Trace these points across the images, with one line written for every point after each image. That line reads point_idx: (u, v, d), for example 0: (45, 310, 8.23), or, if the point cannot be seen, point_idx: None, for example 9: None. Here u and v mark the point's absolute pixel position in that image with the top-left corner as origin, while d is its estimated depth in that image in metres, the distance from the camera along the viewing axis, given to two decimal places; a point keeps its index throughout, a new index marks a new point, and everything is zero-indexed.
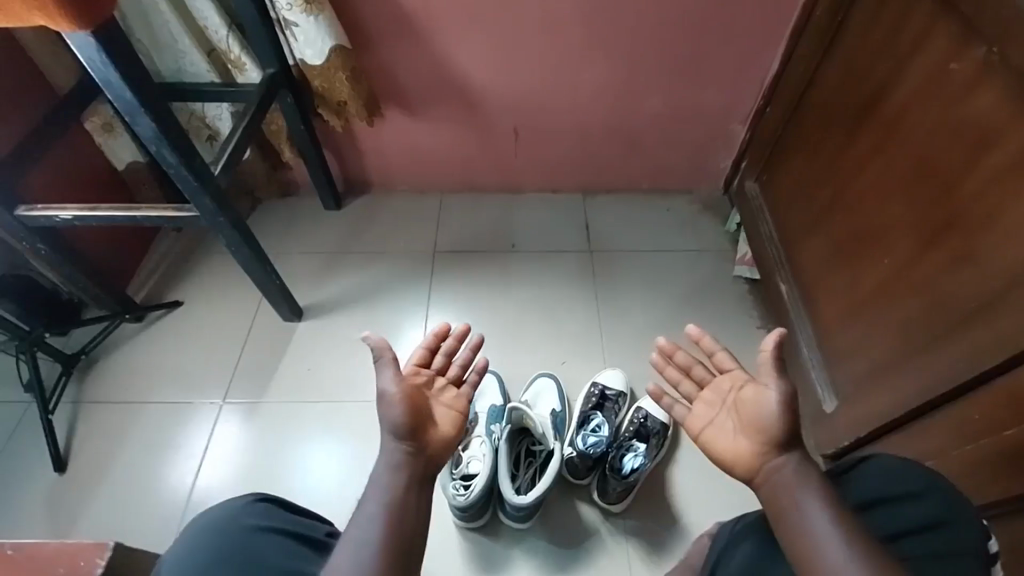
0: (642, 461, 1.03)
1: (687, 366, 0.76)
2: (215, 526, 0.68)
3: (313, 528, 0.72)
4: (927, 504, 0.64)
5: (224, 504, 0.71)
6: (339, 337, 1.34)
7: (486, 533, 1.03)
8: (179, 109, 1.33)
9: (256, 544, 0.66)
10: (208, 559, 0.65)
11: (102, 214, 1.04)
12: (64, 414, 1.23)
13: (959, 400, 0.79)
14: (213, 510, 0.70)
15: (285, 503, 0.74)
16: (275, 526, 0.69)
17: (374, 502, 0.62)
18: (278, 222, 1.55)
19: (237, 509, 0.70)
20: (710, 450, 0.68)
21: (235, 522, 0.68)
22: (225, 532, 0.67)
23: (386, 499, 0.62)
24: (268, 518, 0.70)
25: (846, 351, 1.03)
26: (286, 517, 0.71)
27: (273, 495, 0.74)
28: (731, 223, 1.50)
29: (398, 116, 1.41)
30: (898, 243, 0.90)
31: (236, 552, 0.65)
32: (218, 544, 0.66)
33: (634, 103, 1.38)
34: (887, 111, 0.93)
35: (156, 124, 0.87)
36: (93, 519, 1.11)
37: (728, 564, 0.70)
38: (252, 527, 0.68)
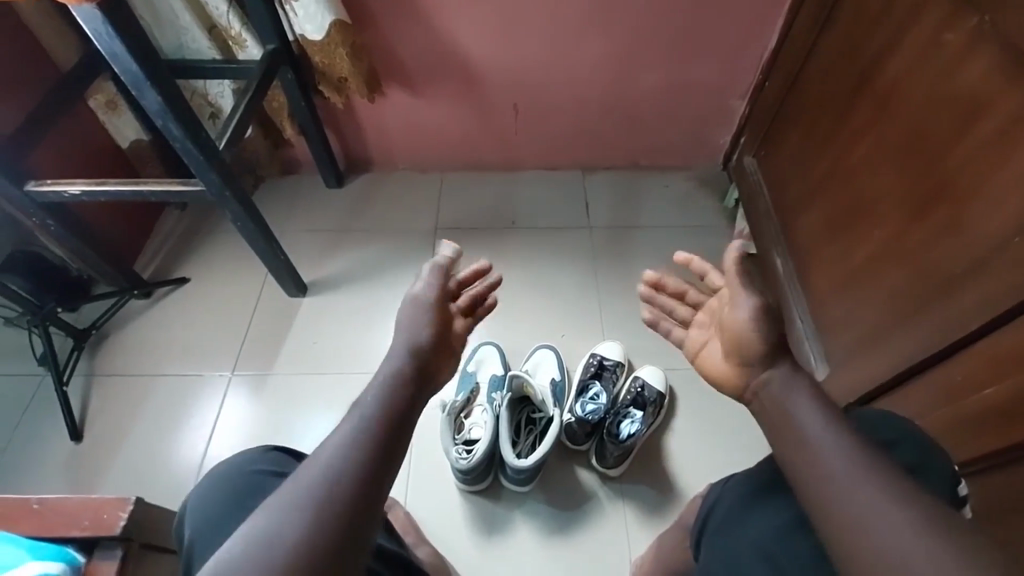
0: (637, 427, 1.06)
1: (679, 291, 0.75)
2: (234, 467, 0.75)
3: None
4: (902, 452, 0.64)
5: (243, 454, 0.78)
6: (342, 311, 1.38)
7: (489, 497, 1.06)
8: (183, 87, 1.35)
9: (269, 480, 0.73)
10: (222, 497, 0.71)
11: (109, 189, 1.05)
12: (77, 386, 1.26)
13: (943, 362, 0.82)
14: (231, 457, 0.78)
15: (294, 456, 0.81)
16: (287, 470, 0.76)
17: (336, 450, 0.53)
18: (282, 200, 1.57)
19: (253, 454, 0.77)
20: (706, 371, 0.69)
21: (248, 466, 0.75)
22: (239, 473, 0.74)
23: (349, 446, 0.53)
24: (282, 464, 0.77)
25: (839, 320, 1.06)
26: (293, 464, 0.78)
27: (284, 448, 0.81)
28: (730, 199, 1.52)
29: (399, 93, 1.42)
30: (890, 213, 0.92)
31: (251, 485, 0.72)
32: (230, 482, 0.73)
33: (634, 78, 1.38)
34: (882, 83, 0.94)
35: (161, 97, 0.88)
36: (111, 485, 1.15)
37: (713, 517, 0.74)
38: (264, 469, 0.75)
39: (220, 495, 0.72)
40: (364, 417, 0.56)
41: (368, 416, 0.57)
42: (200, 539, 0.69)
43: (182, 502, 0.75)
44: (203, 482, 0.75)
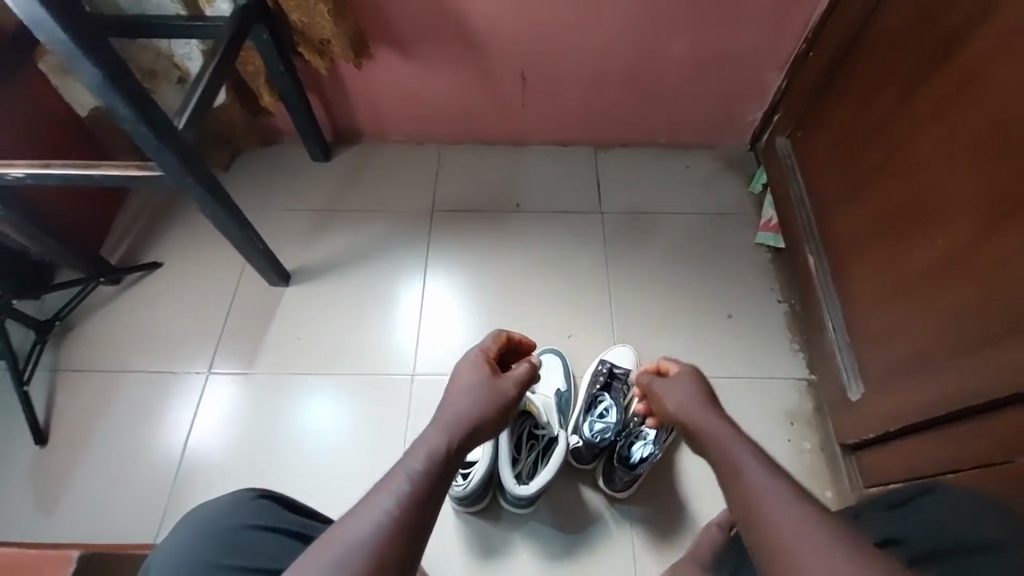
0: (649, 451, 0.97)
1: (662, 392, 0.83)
2: (215, 519, 0.68)
3: (311, 527, 0.71)
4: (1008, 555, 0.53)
5: (219, 500, 0.70)
6: (331, 302, 1.26)
7: (488, 518, 0.99)
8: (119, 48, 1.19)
9: (253, 538, 0.67)
10: (193, 554, 0.65)
11: (55, 172, 0.91)
12: (40, 382, 1.16)
13: (1015, 406, 0.70)
14: (213, 501, 0.70)
15: (284, 501, 0.73)
16: (273, 523, 0.69)
17: (391, 497, 0.53)
18: (263, 175, 1.43)
19: (241, 503, 0.70)
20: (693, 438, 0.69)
21: (230, 519, 0.68)
22: (221, 529, 0.67)
23: (402, 494, 0.54)
24: (269, 515, 0.69)
25: (879, 336, 0.95)
26: (282, 515, 0.70)
27: (275, 493, 0.73)
28: (758, 183, 1.37)
29: (390, 57, 1.25)
30: (960, 222, 0.79)
31: (234, 544, 0.66)
32: (210, 539, 0.66)
33: (658, 44, 1.21)
34: (961, 65, 0.79)
35: (99, 70, 0.73)
36: (81, 494, 1.07)
37: None
38: (248, 523, 0.68)
39: (197, 553, 0.65)
40: (417, 465, 0.57)
41: (417, 464, 0.57)
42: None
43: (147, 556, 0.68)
44: (179, 530, 0.68)
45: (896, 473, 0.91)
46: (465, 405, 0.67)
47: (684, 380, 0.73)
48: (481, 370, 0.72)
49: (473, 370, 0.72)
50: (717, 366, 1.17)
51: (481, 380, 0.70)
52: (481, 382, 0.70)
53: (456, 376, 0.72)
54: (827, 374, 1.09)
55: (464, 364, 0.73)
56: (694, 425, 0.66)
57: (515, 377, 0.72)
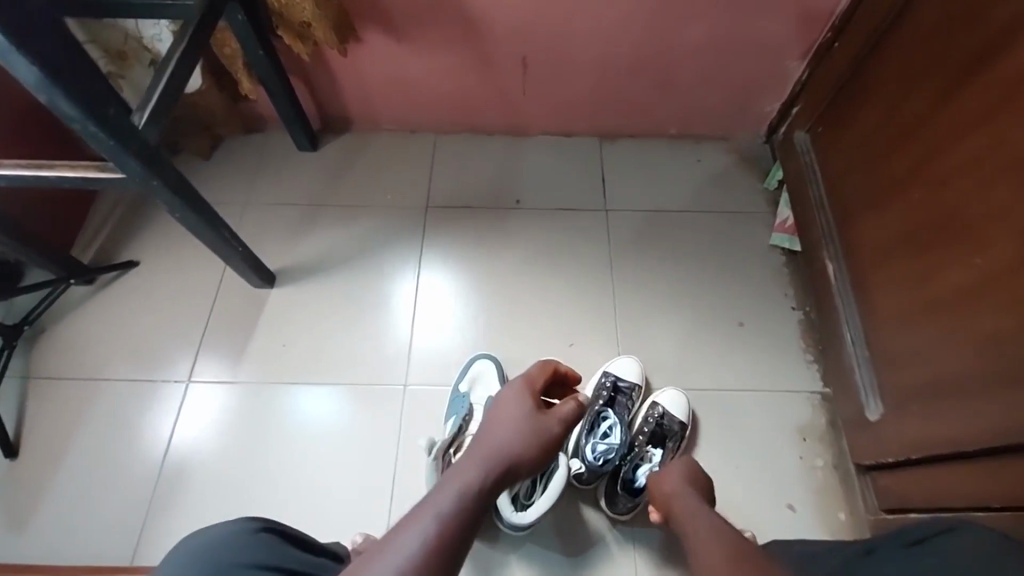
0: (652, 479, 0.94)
1: None
2: (222, 554, 0.62)
3: (314, 565, 0.66)
4: None
5: (216, 529, 0.64)
6: (319, 305, 1.19)
7: (485, 540, 0.94)
8: (74, 27, 1.09)
9: None
10: None
11: (3, 172, 0.81)
12: (9, 391, 1.09)
13: None
14: (212, 530, 0.64)
15: (288, 533, 0.68)
16: (278, 561, 0.63)
17: (416, 536, 0.54)
18: (246, 167, 1.34)
19: (242, 536, 0.64)
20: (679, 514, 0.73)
21: (230, 555, 0.62)
22: (222, 567, 0.61)
23: (428, 534, 0.55)
24: (274, 552, 0.64)
25: (901, 355, 0.89)
26: (288, 551, 0.65)
27: (277, 525, 0.68)
28: (773, 179, 1.29)
29: (380, 39, 1.15)
30: (997, 243, 0.72)
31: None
32: None
33: (671, 29, 1.11)
34: (1006, 69, 0.71)
35: (37, 67, 0.65)
36: (55, 511, 1.01)
37: None
38: (252, 563, 0.62)
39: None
40: (444, 507, 0.58)
41: (444, 505, 0.59)
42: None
43: None
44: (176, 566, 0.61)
45: (917, 501, 0.85)
46: (508, 441, 0.70)
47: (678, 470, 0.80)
48: (527, 406, 0.74)
49: (519, 404, 0.75)
50: (726, 377, 1.11)
51: (527, 415, 0.73)
52: (528, 416, 0.73)
53: (503, 408, 0.75)
54: (842, 390, 1.03)
55: (510, 397, 0.76)
56: (675, 510, 0.72)
57: (560, 415, 0.75)
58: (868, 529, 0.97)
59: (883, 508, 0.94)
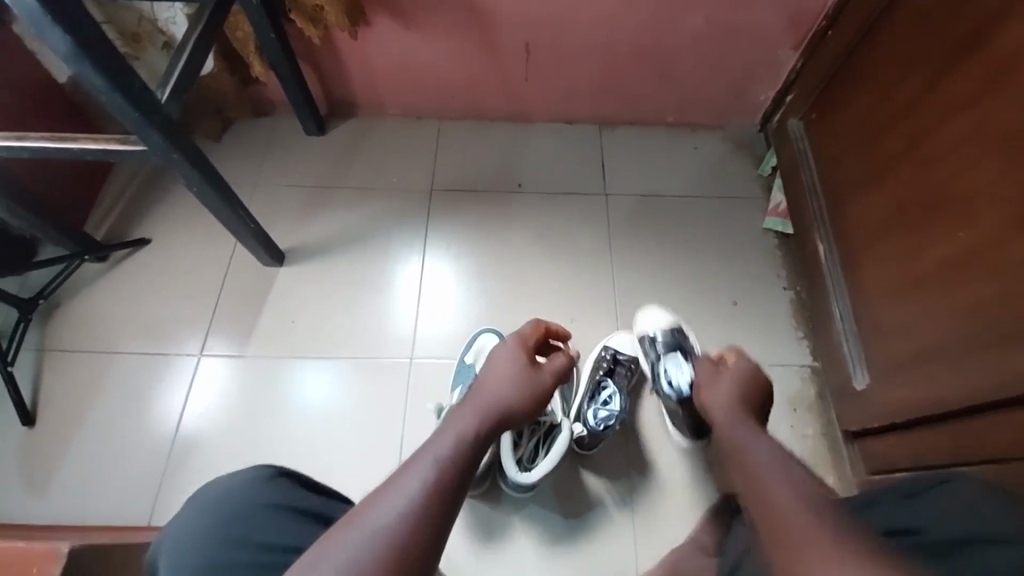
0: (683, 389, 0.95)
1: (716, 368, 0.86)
2: (242, 491, 0.66)
3: (335, 508, 0.68)
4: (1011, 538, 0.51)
5: (237, 474, 0.68)
6: (326, 284, 1.23)
7: (489, 501, 0.99)
8: (91, 8, 1.11)
9: (271, 518, 0.63)
10: (209, 529, 0.63)
11: (28, 144, 0.84)
12: (26, 362, 1.12)
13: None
14: (236, 474, 0.68)
15: (307, 481, 0.70)
16: (294, 502, 0.66)
17: (422, 473, 0.57)
18: (253, 148, 1.37)
19: (258, 480, 0.67)
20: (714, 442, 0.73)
21: (246, 496, 0.65)
22: (240, 507, 0.64)
23: (435, 470, 0.58)
24: (290, 494, 0.66)
25: (887, 328, 0.94)
26: (303, 495, 0.67)
27: (296, 472, 0.70)
28: (766, 166, 1.34)
29: (388, 25, 1.19)
30: (978, 218, 0.77)
31: (259, 520, 0.63)
32: (226, 518, 0.63)
33: (670, 17, 1.15)
34: (989, 54, 0.75)
35: (70, 37, 0.67)
36: (73, 476, 1.05)
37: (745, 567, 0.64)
38: (267, 503, 0.65)
39: (221, 533, 0.62)
40: (445, 448, 0.62)
41: (447, 447, 0.62)
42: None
43: (161, 532, 0.66)
44: (201, 505, 0.65)
45: (903, 462, 0.90)
46: (505, 390, 0.75)
47: (736, 372, 0.82)
48: (521, 360, 0.80)
49: (514, 360, 0.80)
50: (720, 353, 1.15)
51: (522, 370, 0.78)
52: (522, 369, 0.79)
53: (498, 362, 0.79)
54: (832, 364, 1.08)
55: (504, 352, 0.81)
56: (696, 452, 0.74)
57: (553, 368, 0.81)
58: (855, 493, 1.02)
59: (871, 471, 0.99)
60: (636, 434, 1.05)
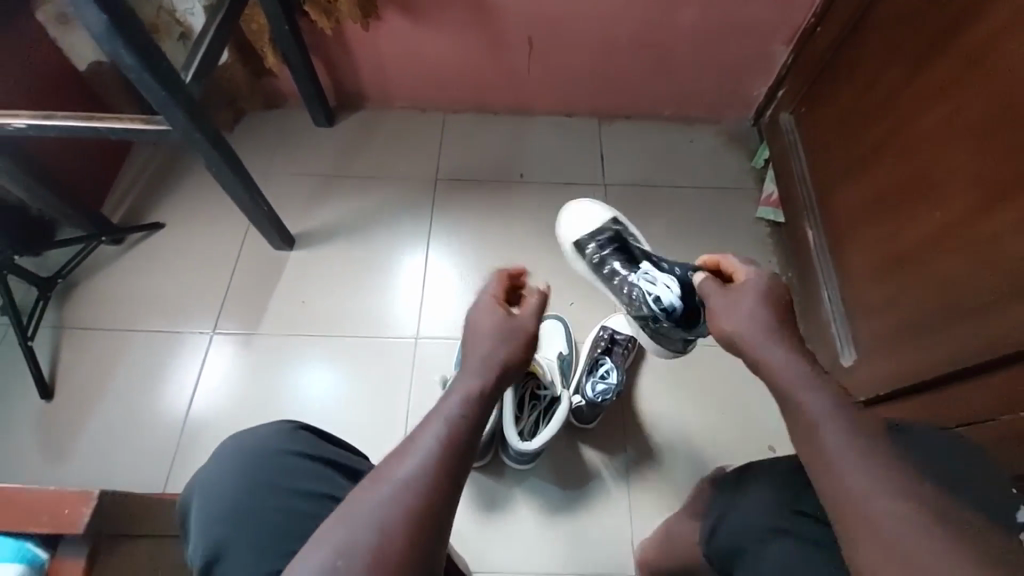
0: (677, 294, 0.88)
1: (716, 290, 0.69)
2: (269, 446, 0.69)
3: (353, 459, 0.73)
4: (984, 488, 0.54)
5: (262, 428, 0.71)
6: (334, 268, 1.27)
7: (489, 473, 1.03)
8: None
9: (298, 466, 0.68)
10: (237, 477, 0.67)
11: (57, 123, 0.88)
12: (45, 338, 1.17)
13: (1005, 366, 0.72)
14: (260, 428, 0.72)
15: (325, 434, 0.75)
16: (317, 452, 0.70)
17: (433, 437, 0.53)
18: (264, 138, 1.42)
19: (283, 432, 0.71)
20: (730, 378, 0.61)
21: (273, 446, 0.69)
22: (267, 456, 0.68)
23: (444, 436, 0.54)
24: (313, 445, 0.71)
25: (873, 307, 0.98)
26: (324, 446, 0.72)
27: (315, 426, 0.74)
28: (759, 158, 1.39)
29: (396, 19, 1.24)
30: (957, 196, 0.81)
31: (287, 472, 0.67)
32: (254, 465, 0.67)
33: (666, 14, 1.20)
34: (966, 42, 0.80)
35: (106, 16, 0.72)
36: (89, 447, 1.09)
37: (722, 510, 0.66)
38: (293, 452, 0.69)
39: (249, 480, 0.66)
40: (454, 408, 0.56)
41: (456, 406, 0.57)
42: (231, 531, 0.63)
43: (188, 482, 0.69)
44: (228, 454, 0.69)
45: None
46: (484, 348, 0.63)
47: (752, 290, 0.64)
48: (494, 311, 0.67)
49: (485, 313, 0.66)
50: None
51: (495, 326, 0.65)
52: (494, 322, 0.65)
53: (476, 321, 0.66)
54: (821, 345, 1.12)
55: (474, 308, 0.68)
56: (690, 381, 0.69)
57: (529, 312, 0.67)
58: None
59: None
60: (633, 410, 1.09)
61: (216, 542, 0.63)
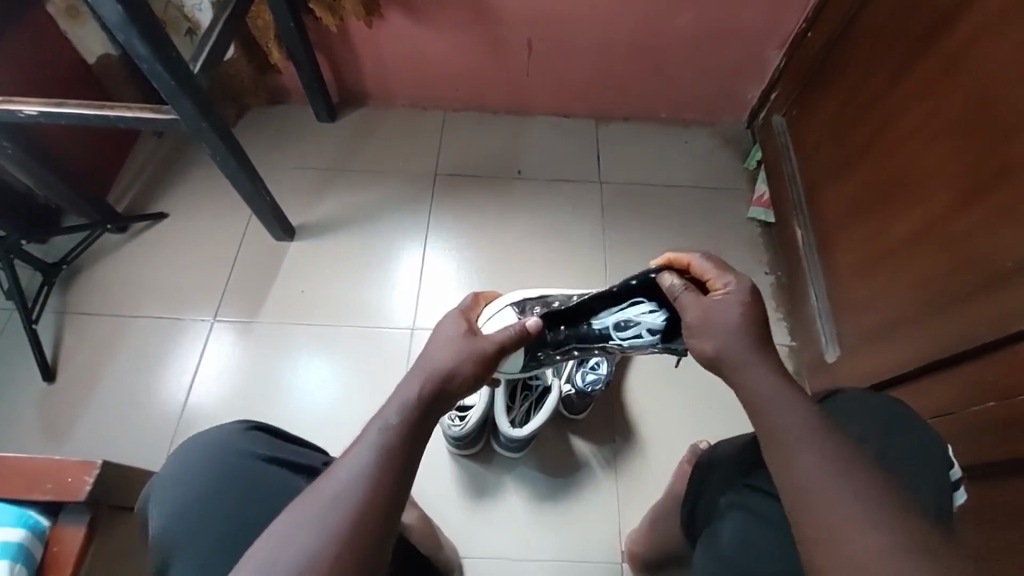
0: (653, 309, 0.73)
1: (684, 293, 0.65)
2: (217, 444, 0.70)
3: (307, 456, 0.72)
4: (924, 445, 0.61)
5: (213, 431, 0.72)
6: (333, 259, 1.30)
7: (478, 461, 1.05)
8: None
9: (246, 462, 0.68)
10: (188, 479, 0.67)
11: (67, 111, 0.91)
12: (49, 323, 1.19)
13: (986, 357, 0.75)
14: (210, 432, 0.72)
15: (278, 434, 0.75)
16: (266, 450, 0.70)
17: (367, 449, 0.54)
18: (267, 133, 1.45)
19: (231, 434, 0.71)
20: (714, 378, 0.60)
21: (221, 446, 0.70)
22: (214, 457, 0.69)
23: (380, 446, 0.54)
24: (262, 444, 0.71)
25: (857, 303, 1.01)
26: (275, 444, 0.72)
27: (268, 427, 0.75)
28: (752, 160, 1.41)
29: (399, 17, 1.27)
30: (937, 195, 0.83)
31: (234, 472, 0.67)
32: (204, 465, 0.68)
33: (662, 17, 1.23)
34: (948, 46, 0.82)
35: (121, 7, 0.75)
36: (89, 429, 1.11)
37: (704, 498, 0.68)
38: (239, 450, 0.69)
39: (199, 480, 0.67)
40: (390, 417, 0.57)
41: (393, 414, 0.57)
42: (183, 530, 0.64)
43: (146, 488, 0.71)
44: (179, 459, 0.70)
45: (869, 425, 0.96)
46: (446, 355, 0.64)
47: (722, 303, 0.61)
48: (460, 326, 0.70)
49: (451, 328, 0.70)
50: None
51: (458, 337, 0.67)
52: (459, 336, 0.68)
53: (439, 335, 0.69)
54: (808, 341, 1.15)
55: (446, 322, 0.72)
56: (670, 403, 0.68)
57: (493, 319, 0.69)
58: None
59: None
60: (622, 402, 1.11)
61: (171, 546, 0.64)
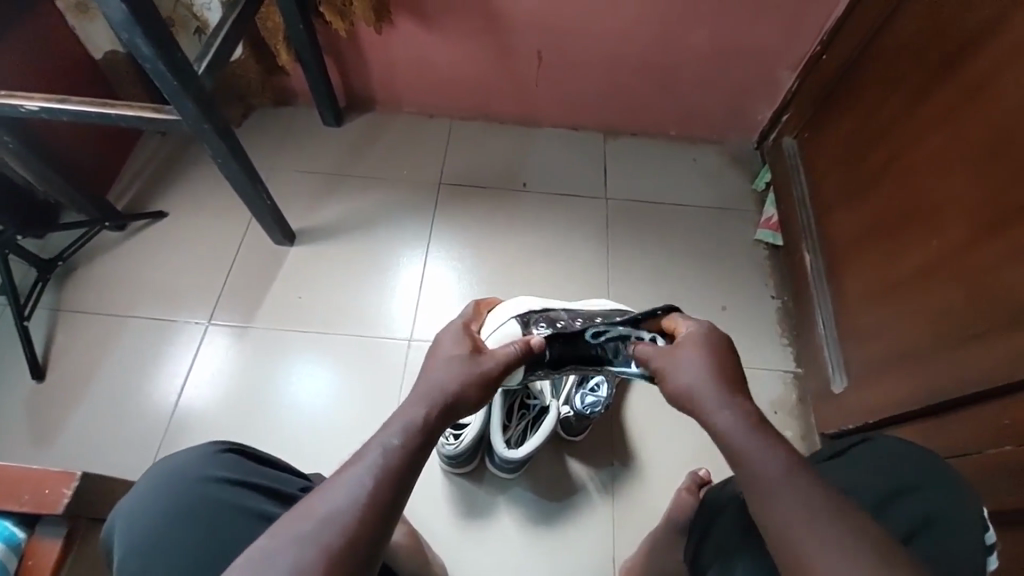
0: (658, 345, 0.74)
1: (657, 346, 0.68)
2: (171, 475, 0.66)
3: (283, 478, 0.70)
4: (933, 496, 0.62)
5: (181, 454, 0.69)
6: (333, 265, 1.28)
7: (472, 479, 1.02)
8: None
9: (218, 489, 0.65)
10: (153, 509, 0.64)
11: (69, 108, 0.89)
12: (41, 320, 1.17)
13: (1004, 399, 0.72)
14: (177, 455, 0.69)
15: (250, 453, 0.72)
16: (237, 474, 0.67)
17: (363, 469, 0.52)
18: (271, 135, 1.43)
19: (199, 458, 0.68)
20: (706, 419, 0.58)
21: (189, 471, 0.67)
22: (181, 484, 0.66)
23: (377, 468, 0.52)
24: (232, 468, 0.68)
25: (865, 332, 0.98)
26: (249, 467, 0.69)
27: (241, 446, 0.72)
28: (761, 181, 1.39)
29: (409, 24, 1.25)
30: (952, 226, 0.81)
31: (204, 502, 0.65)
32: (170, 493, 0.65)
33: (675, 35, 1.22)
34: (969, 76, 0.81)
35: (125, 5, 0.73)
36: (76, 431, 1.09)
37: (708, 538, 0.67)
38: (206, 477, 0.66)
39: (165, 510, 0.64)
40: (394, 436, 0.55)
41: (394, 435, 0.55)
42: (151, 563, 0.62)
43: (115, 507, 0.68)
44: (144, 484, 0.67)
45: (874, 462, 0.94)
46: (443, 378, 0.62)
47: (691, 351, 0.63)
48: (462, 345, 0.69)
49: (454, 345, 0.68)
50: None
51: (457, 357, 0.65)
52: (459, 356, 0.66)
53: (437, 346, 0.71)
54: (814, 369, 1.12)
55: (449, 338, 0.71)
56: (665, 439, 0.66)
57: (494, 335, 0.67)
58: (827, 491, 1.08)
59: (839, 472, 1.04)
60: (621, 424, 1.09)
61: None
